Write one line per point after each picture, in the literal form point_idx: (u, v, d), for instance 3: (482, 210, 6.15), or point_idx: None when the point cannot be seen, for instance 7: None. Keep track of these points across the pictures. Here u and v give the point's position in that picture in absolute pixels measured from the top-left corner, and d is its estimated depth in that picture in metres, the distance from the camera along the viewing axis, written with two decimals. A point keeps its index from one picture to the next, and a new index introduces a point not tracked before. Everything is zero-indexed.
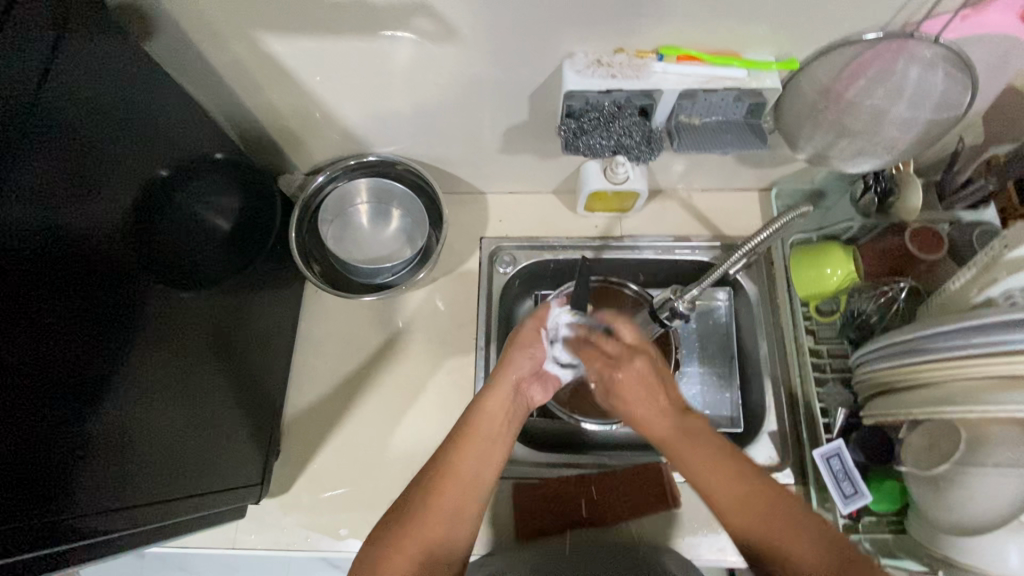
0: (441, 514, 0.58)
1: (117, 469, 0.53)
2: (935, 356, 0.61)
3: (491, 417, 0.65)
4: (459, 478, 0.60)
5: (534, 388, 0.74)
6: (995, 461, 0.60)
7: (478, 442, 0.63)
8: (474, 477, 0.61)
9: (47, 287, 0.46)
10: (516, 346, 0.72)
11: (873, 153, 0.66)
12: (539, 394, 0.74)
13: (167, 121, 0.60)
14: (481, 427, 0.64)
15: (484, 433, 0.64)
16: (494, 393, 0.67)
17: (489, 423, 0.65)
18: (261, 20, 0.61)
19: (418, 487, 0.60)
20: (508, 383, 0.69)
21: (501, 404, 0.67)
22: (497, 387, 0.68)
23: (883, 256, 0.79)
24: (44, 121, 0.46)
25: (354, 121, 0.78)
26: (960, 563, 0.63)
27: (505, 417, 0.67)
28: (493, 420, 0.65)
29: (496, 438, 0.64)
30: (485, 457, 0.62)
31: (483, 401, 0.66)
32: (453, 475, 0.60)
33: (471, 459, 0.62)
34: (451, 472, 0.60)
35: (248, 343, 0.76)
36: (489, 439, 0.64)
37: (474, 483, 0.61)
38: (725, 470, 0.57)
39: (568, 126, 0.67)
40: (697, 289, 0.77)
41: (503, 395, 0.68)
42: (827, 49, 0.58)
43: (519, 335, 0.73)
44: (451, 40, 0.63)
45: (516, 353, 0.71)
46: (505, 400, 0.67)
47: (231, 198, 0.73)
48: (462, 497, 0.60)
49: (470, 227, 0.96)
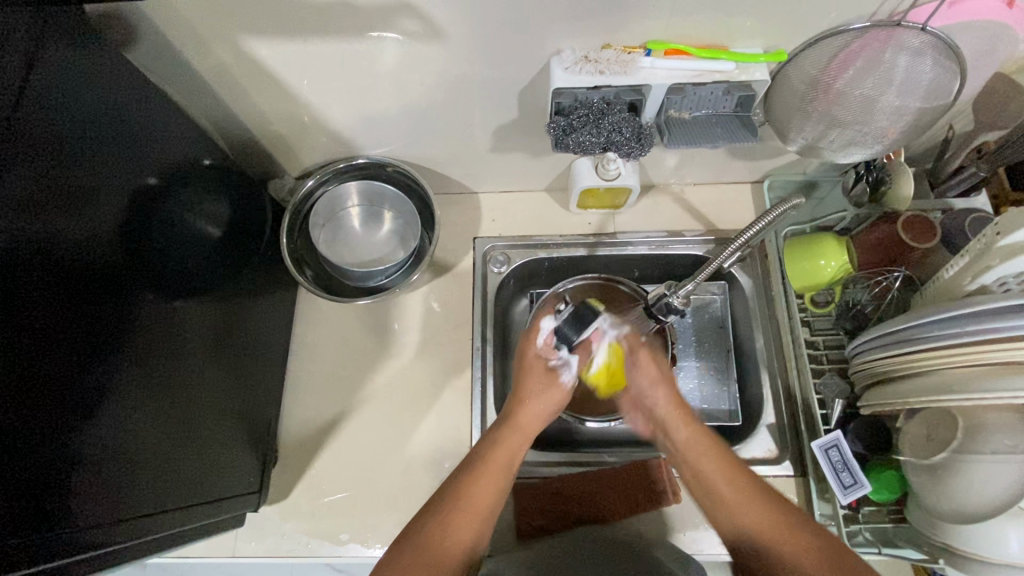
0: (452, 543, 0.57)
1: (113, 482, 0.52)
2: (930, 343, 0.61)
3: (508, 450, 0.64)
4: (475, 506, 0.59)
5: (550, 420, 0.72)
6: (992, 449, 0.61)
7: (497, 476, 0.62)
8: (486, 508, 0.60)
9: (38, 301, 0.45)
10: (525, 391, 0.70)
11: (863, 142, 0.66)
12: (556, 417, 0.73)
13: (153, 127, 0.59)
14: (497, 462, 0.63)
15: (502, 464, 0.63)
16: (515, 429, 0.66)
17: (503, 454, 0.64)
18: (245, 24, 0.60)
19: (431, 515, 0.58)
20: (524, 424, 0.67)
21: (515, 443, 0.65)
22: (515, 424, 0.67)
23: (878, 245, 0.78)
24: (24, 134, 0.45)
25: (343, 124, 0.78)
26: (957, 550, 0.63)
27: (518, 452, 0.65)
28: (508, 456, 0.64)
29: (511, 472, 0.64)
30: (501, 489, 0.62)
31: (499, 441, 0.65)
32: (469, 501, 0.59)
33: (486, 492, 0.61)
34: (470, 505, 0.59)
35: (243, 349, 0.76)
36: (505, 471, 0.63)
37: (485, 511, 0.60)
38: (718, 452, 0.63)
39: (558, 124, 0.67)
40: (693, 284, 0.76)
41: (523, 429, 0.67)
42: (821, 37, 0.60)
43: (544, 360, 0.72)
44: (438, 40, 0.62)
45: (528, 401, 0.69)
46: (519, 444, 0.65)
47: (220, 206, 0.72)
48: (479, 530, 0.59)
49: (463, 227, 0.95)
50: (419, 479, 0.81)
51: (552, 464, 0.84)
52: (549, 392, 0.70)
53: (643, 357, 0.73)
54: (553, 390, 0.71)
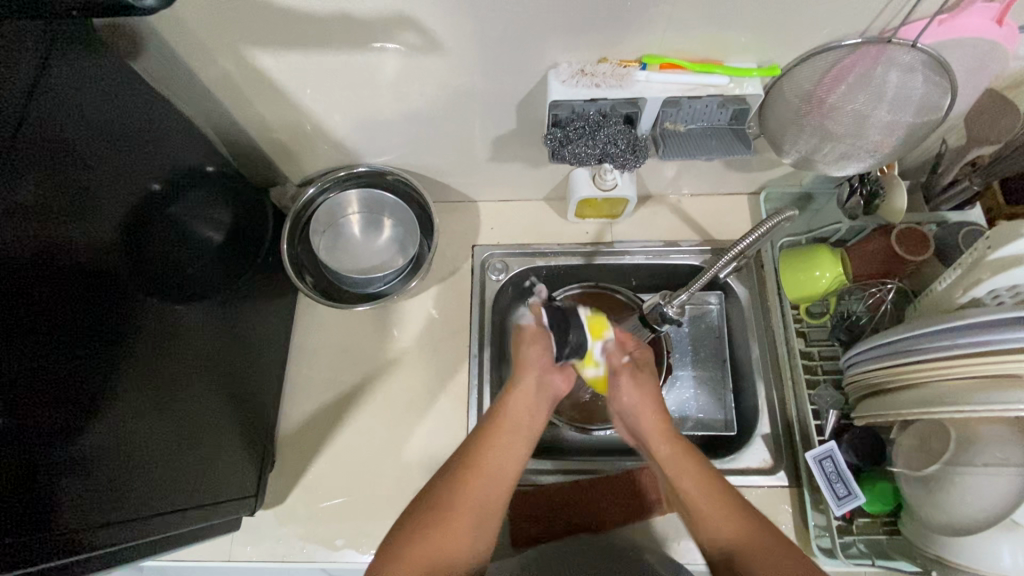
0: (467, 513, 0.58)
1: (112, 484, 0.53)
2: (926, 356, 0.61)
3: (519, 413, 0.65)
4: (483, 476, 0.60)
5: (557, 378, 0.70)
6: (984, 461, 0.61)
7: (503, 436, 0.63)
8: (498, 474, 0.60)
9: (43, 304, 0.46)
10: (523, 343, 0.70)
11: (856, 155, 0.67)
12: (563, 382, 0.71)
13: (159, 136, 0.61)
14: (506, 424, 0.64)
15: (509, 429, 0.64)
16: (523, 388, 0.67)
17: (516, 417, 0.65)
18: (248, 36, 0.61)
19: (444, 480, 0.60)
20: (531, 381, 0.67)
21: (528, 403, 0.66)
22: (518, 392, 0.66)
23: (872, 257, 0.77)
24: (33, 139, 0.47)
25: (346, 133, 0.79)
26: (950, 563, 0.63)
27: (531, 414, 0.66)
28: (520, 417, 0.65)
29: (522, 435, 0.64)
30: (510, 451, 0.62)
31: (512, 399, 0.66)
32: (477, 473, 0.60)
33: (496, 457, 0.61)
34: (477, 469, 0.60)
35: (243, 351, 0.77)
36: (515, 432, 0.64)
37: (501, 481, 0.60)
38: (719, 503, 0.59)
39: (555, 135, 0.68)
40: (687, 293, 0.78)
41: (528, 393, 0.67)
42: (813, 52, 0.59)
43: (531, 339, 0.70)
44: (438, 52, 0.63)
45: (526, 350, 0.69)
46: (529, 398, 0.66)
47: (223, 212, 0.73)
48: (489, 493, 0.59)
49: (462, 236, 0.96)
50: (414, 485, 0.82)
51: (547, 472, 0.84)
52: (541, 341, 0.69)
53: (631, 378, 0.69)
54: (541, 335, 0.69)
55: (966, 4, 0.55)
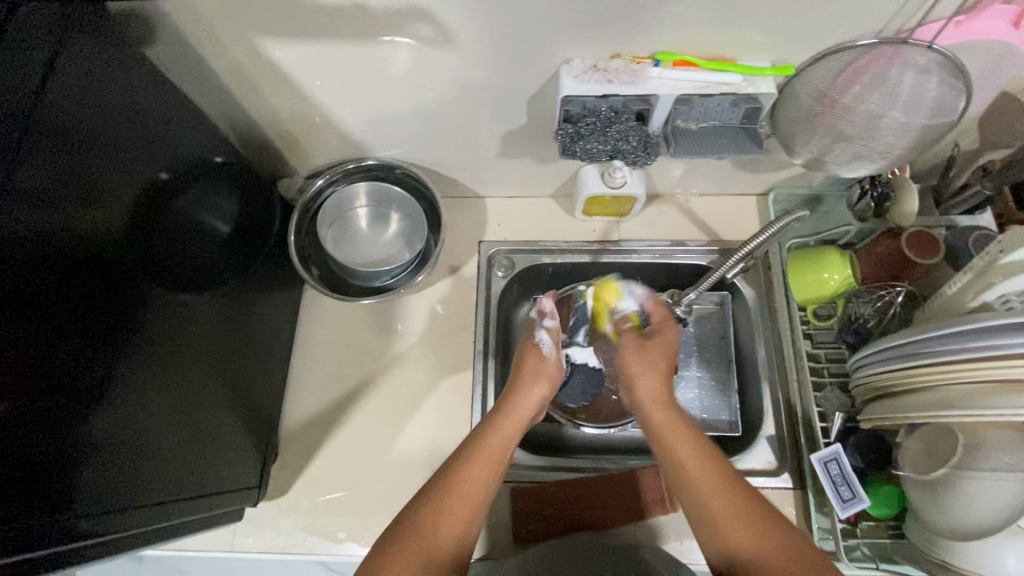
0: (449, 527, 0.58)
1: (112, 474, 0.53)
2: (939, 359, 0.61)
3: (503, 439, 0.66)
4: (467, 496, 0.60)
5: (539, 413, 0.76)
6: (992, 466, 0.60)
7: (487, 465, 0.63)
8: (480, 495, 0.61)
9: (48, 289, 0.46)
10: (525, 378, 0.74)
11: (868, 157, 0.66)
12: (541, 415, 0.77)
13: (168, 123, 0.60)
14: (490, 452, 0.64)
15: (493, 456, 0.64)
16: (508, 419, 0.68)
17: (496, 445, 0.65)
18: (259, 25, 0.61)
19: (428, 495, 0.60)
20: (519, 413, 0.70)
21: (509, 432, 0.67)
22: (501, 421, 0.68)
23: (881, 258, 0.78)
24: (43, 125, 0.47)
25: (354, 125, 0.79)
26: (956, 567, 0.63)
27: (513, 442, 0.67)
28: (502, 444, 0.66)
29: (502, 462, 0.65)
30: (491, 478, 0.63)
31: (497, 427, 0.67)
32: (457, 493, 0.60)
33: (478, 479, 0.62)
34: (461, 490, 0.60)
35: (247, 344, 0.77)
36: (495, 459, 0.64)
37: (479, 502, 0.61)
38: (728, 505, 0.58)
39: (566, 131, 0.68)
40: (695, 292, 0.79)
41: (511, 423, 0.68)
42: (832, 50, 0.59)
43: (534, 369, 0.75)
44: (450, 46, 0.63)
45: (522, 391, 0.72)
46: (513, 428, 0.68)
47: (229, 202, 0.73)
48: (470, 514, 0.60)
49: (469, 231, 0.96)
50: (417, 480, 0.82)
51: (552, 470, 0.84)
52: (541, 378, 0.74)
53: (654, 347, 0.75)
54: (545, 370, 0.75)
55: (985, 6, 0.55)
